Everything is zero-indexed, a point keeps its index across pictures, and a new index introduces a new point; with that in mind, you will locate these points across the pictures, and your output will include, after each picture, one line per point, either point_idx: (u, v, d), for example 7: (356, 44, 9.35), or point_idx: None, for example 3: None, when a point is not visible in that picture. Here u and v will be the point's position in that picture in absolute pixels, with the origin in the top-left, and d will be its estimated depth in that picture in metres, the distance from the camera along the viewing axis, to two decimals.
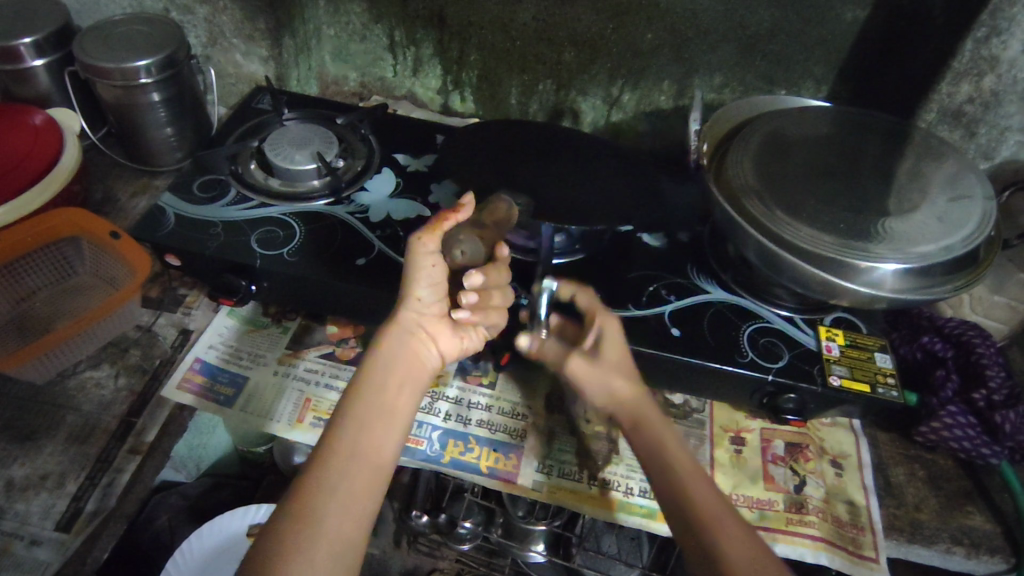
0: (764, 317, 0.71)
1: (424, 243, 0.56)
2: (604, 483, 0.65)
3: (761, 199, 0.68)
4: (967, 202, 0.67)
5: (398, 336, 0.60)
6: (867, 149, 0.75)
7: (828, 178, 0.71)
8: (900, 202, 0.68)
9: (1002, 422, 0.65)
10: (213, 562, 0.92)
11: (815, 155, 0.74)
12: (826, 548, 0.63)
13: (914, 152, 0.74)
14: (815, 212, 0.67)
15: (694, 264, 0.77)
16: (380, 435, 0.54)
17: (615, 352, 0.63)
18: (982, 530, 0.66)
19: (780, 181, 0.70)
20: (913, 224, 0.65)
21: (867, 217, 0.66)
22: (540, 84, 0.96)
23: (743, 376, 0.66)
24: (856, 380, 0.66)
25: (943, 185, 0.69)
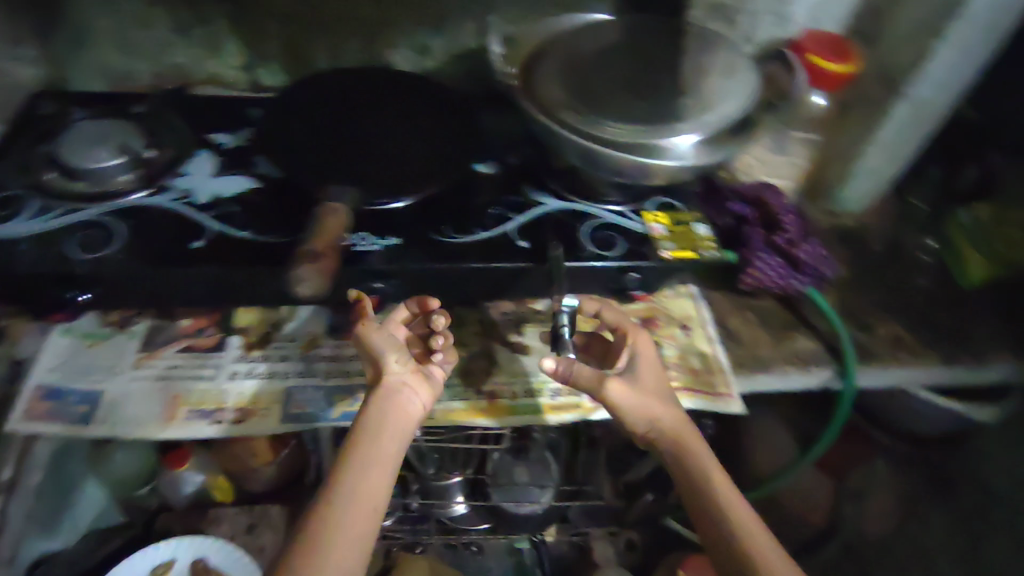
0: (597, 214, 0.78)
1: (368, 328, 0.64)
2: (490, 394, 0.69)
3: (570, 108, 0.74)
4: (732, 76, 0.78)
5: (386, 393, 0.62)
6: (649, 49, 0.83)
7: (622, 78, 0.79)
8: (682, 88, 0.77)
9: (801, 255, 0.78)
10: None
11: (607, 62, 0.81)
12: (689, 394, 0.72)
13: (687, 44, 0.83)
14: (620, 108, 0.75)
15: (528, 185, 0.81)
16: (375, 477, 0.58)
17: (649, 371, 0.69)
18: (807, 349, 0.78)
19: (586, 88, 0.77)
20: (696, 99, 0.75)
21: (660, 104, 0.75)
22: (346, 45, 0.96)
23: (589, 268, 0.72)
24: (683, 250, 0.75)
25: (713, 67, 0.80)
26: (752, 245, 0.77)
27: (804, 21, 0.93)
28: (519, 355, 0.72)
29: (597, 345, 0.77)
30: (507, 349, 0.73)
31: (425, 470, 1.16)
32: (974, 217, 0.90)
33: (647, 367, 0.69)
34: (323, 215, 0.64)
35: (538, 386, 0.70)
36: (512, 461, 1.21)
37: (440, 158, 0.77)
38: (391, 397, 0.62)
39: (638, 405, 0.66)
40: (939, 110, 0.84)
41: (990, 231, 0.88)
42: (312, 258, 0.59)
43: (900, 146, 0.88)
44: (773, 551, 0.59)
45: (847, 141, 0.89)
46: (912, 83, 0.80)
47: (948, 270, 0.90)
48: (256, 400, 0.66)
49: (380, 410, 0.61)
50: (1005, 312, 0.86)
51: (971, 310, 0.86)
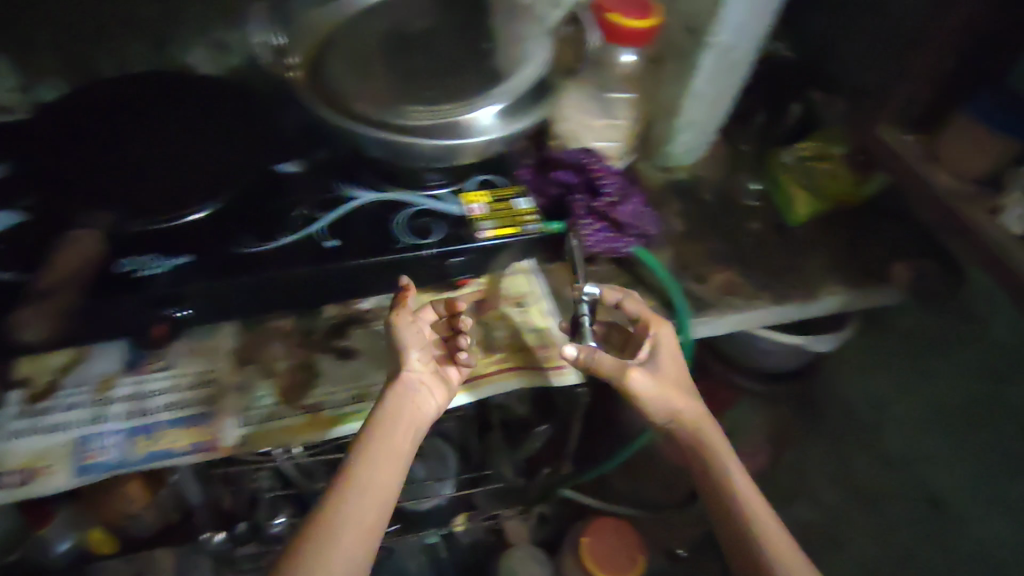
0: (411, 202, 0.74)
1: (399, 316, 0.65)
2: (313, 407, 0.66)
3: (359, 101, 0.71)
4: (521, 46, 0.77)
5: (404, 388, 0.65)
6: (438, 27, 0.80)
7: (412, 62, 0.76)
8: (473, 64, 0.75)
9: (621, 216, 0.78)
10: None
11: (395, 45, 0.78)
12: (520, 373, 0.72)
13: (478, 20, 0.81)
14: (414, 93, 0.72)
15: (342, 179, 0.76)
16: (386, 469, 0.61)
17: (670, 361, 0.71)
18: (642, 308, 0.79)
19: (374, 77, 0.74)
20: (488, 74, 0.73)
21: (453, 85, 0.72)
22: (134, 51, 0.89)
23: (403, 260, 0.69)
24: (503, 228, 0.73)
25: (503, 39, 0.78)
26: (577, 212, 0.77)
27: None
28: (343, 361, 0.69)
29: (615, 333, 0.79)
30: (330, 357, 0.69)
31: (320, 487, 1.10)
32: (795, 155, 0.93)
33: (669, 357, 0.72)
34: (65, 245, 0.62)
35: (366, 391, 0.67)
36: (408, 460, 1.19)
37: (231, 161, 0.72)
38: (407, 393, 0.65)
39: (658, 396, 0.69)
40: (745, 54, 0.83)
41: (813, 166, 0.92)
42: (39, 302, 0.61)
43: (716, 95, 0.87)
44: (755, 495, 0.67)
45: (666, 95, 0.88)
46: (712, 32, 0.79)
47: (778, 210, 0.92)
48: (44, 457, 0.60)
49: (398, 407, 0.64)
50: (833, 243, 0.89)
51: (801, 246, 0.88)
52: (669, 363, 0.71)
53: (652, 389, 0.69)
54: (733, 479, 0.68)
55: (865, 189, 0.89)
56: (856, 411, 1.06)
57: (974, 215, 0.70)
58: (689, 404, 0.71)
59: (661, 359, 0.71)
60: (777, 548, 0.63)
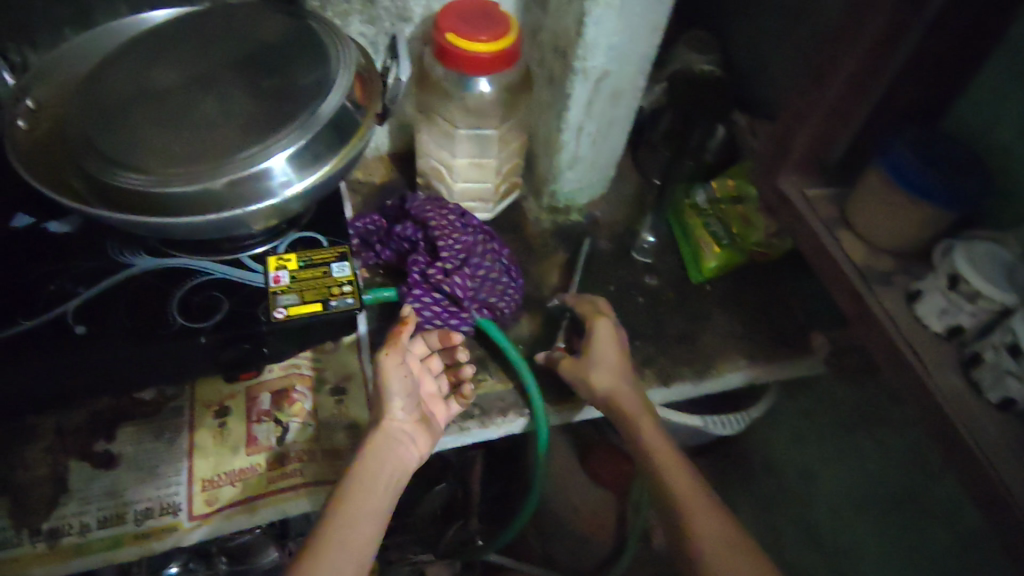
0: (201, 270, 0.61)
1: (391, 359, 0.58)
2: (51, 533, 0.54)
3: (96, 151, 0.54)
4: (324, 65, 0.59)
5: (384, 439, 0.57)
6: (252, 42, 0.61)
7: (182, 85, 0.58)
8: (259, 89, 0.57)
9: (452, 290, 0.63)
10: None
11: (169, 60, 0.60)
12: (312, 492, 0.58)
13: (310, 34, 0.62)
14: (171, 139, 0.54)
15: (116, 241, 0.63)
16: (364, 522, 0.51)
17: (608, 351, 0.63)
18: (494, 393, 0.65)
19: (139, 110, 0.56)
20: (270, 113, 0.56)
21: (221, 133, 0.55)
22: None
23: (169, 350, 0.57)
24: (306, 303, 0.60)
25: (307, 53, 0.60)
26: (411, 280, 0.65)
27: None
28: (99, 473, 0.57)
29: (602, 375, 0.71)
30: (84, 466, 0.57)
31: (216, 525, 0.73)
32: (708, 195, 0.77)
33: (604, 350, 0.63)
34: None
35: (119, 511, 0.56)
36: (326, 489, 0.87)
37: None
38: (389, 443, 0.57)
39: (579, 377, 0.62)
40: (627, 80, 0.69)
41: (726, 209, 0.74)
42: None
43: (601, 127, 0.73)
44: (723, 527, 0.52)
45: (544, 126, 0.74)
46: (579, 56, 0.64)
47: (684, 259, 0.78)
48: None
49: (378, 459, 0.56)
50: (742, 307, 0.74)
51: (702, 310, 0.74)
52: (606, 354, 0.62)
53: (579, 371, 0.62)
54: (694, 508, 0.53)
55: (786, 239, 0.73)
56: (787, 484, 0.91)
57: (882, 292, 0.55)
58: (610, 386, 0.61)
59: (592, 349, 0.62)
60: (728, 562, 0.49)
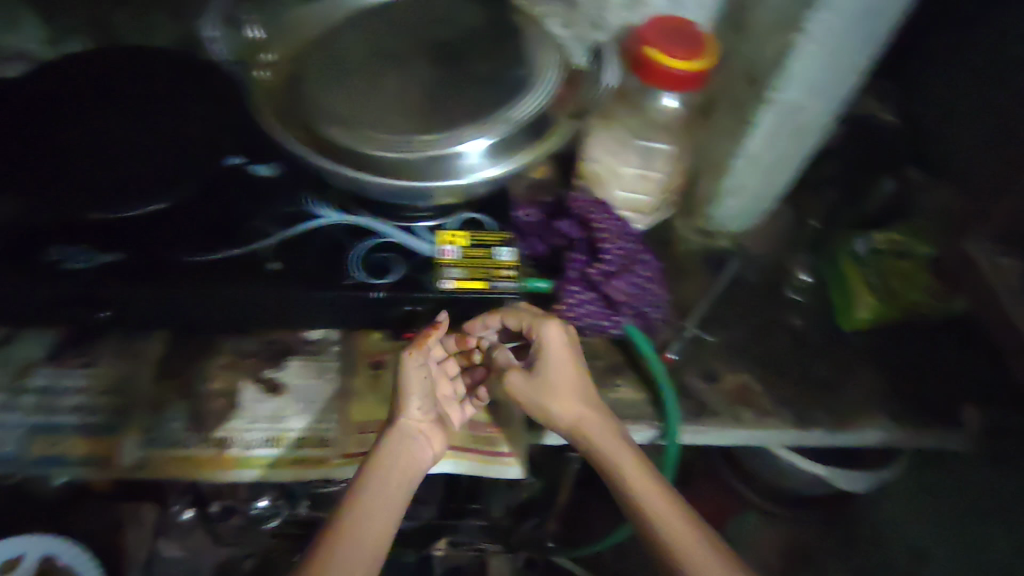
0: (380, 231, 0.66)
1: (413, 359, 0.60)
2: (220, 441, 0.60)
3: (325, 111, 0.61)
4: (535, 65, 0.64)
5: (397, 435, 0.60)
6: (466, 33, 0.67)
7: (401, 65, 0.64)
8: (470, 75, 0.63)
9: (614, 294, 0.65)
10: None
11: (392, 42, 0.66)
12: None
13: (520, 33, 0.67)
14: (395, 116, 0.60)
15: (311, 191, 0.69)
16: (380, 513, 0.55)
17: (555, 369, 0.63)
18: (627, 400, 0.67)
19: (366, 87, 0.62)
20: (479, 98, 0.61)
21: (435, 109, 0.60)
22: (155, 18, 0.83)
23: (346, 300, 0.61)
24: (470, 280, 0.63)
25: (518, 50, 0.65)
26: (569, 275, 0.65)
27: (664, 7, 0.76)
28: (264, 397, 0.62)
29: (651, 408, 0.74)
30: (253, 388, 0.63)
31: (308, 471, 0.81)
32: (870, 245, 0.75)
33: (556, 370, 0.63)
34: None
35: (279, 435, 0.61)
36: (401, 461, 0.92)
37: (189, 144, 0.66)
38: (403, 439, 0.60)
39: (530, 395, 0.64)
40: (815, 117, 0.68)
41: (891, 264, 0.74)
42: None
43: (775, 159, 0.73)
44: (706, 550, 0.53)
45: (714, 150, 0.75)
46: (774, 87, 0.64)
47: (831, 306, 0.76)
48: None
49: (392, 454, 0.58)
50: (889, 365, 0.72)
51: (845, 360, 0.72)
52: (553, 374, 0.63)
53: (529, 390, 0.64)
54: (671, 528, 0.54)
55: (952, 304, 0.70)
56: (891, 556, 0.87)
57: None
58: (565, 409, 0.62)
59: (543, 370, 0.63)
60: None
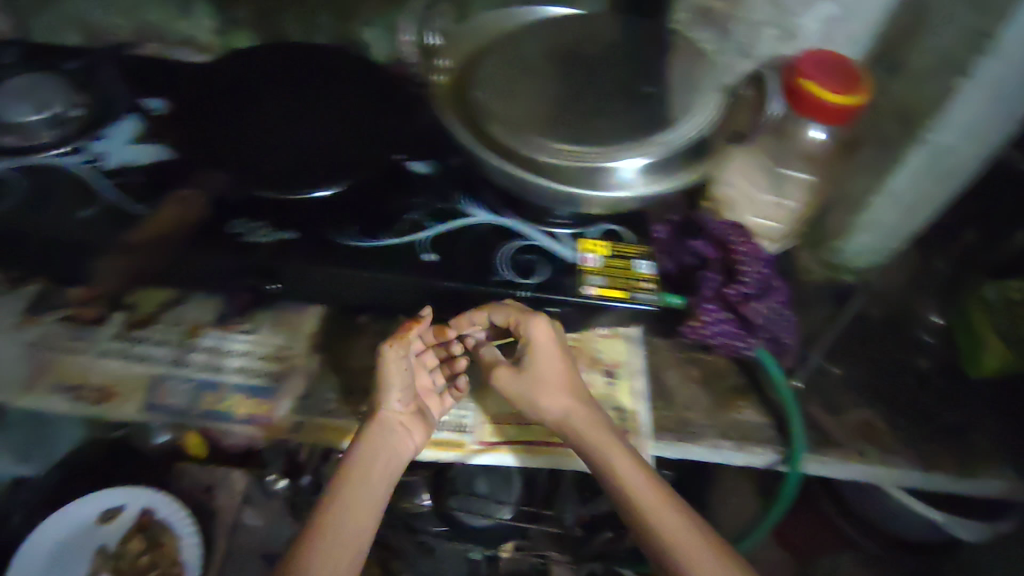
0: (527, 235, 0.69)
1: (392, 352, 0.63)
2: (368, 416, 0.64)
3: (500, 116, 0.66)
4: (698, 93, 0.68)
5: (379, 430, 0.62)
6: (631, 62, 0.72)
7: (570, 85, 0.69)
8: (637, 99, 0.68)
9: (754, 317, 0.67)
10: (58, 562, 0.78)
11: (563, 63, 0.71)
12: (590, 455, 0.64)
13: (684, 63, 0.72)
14: (575, 128, 0.65)
15: (462, 191, 0.73)
16: (363, 505, 0.59)
17: (546, 364, 0.65)
18: (748, 423, 0.68)
19: (539, 101, 0.68)
20: (643, 121, 0.66)
21: (603, 126, 0.66)
22: (319, 17, 0.89)
23: (496, 295, 0.64)
24: (612, 288, 0.66)
25: (681, 80, 0.70)
26: (703, 294, 0.67)
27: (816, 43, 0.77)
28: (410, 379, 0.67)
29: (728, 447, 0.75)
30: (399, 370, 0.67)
31: None
32: (1004, 292, 0.71)
33: (547, 365, 0.65)
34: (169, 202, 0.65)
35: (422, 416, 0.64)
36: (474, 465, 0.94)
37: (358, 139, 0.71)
38: (383, 434, 0.62)
39: (522, 392, 0.66)
40: (966, 163, 0.67)
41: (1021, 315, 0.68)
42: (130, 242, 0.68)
43: (917, 201, 0.72)
44: (695, 541, 0.55)
45: (850, 187, 0.76)
46: (930, 128, 0.65)
47: (958, 354, 0.75)
48: (122, 383, 0.63)
49: (375, 449, 0.61)
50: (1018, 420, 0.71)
51: (971, 410, 0.71)
52: (544, 371, 0.65)
53: (521, 386, 0.66)
54: (662, 520, 0.56)
55: None
56: None
57: None
58: (556, 404, 0.64)
59: (534, 366, 0.65)
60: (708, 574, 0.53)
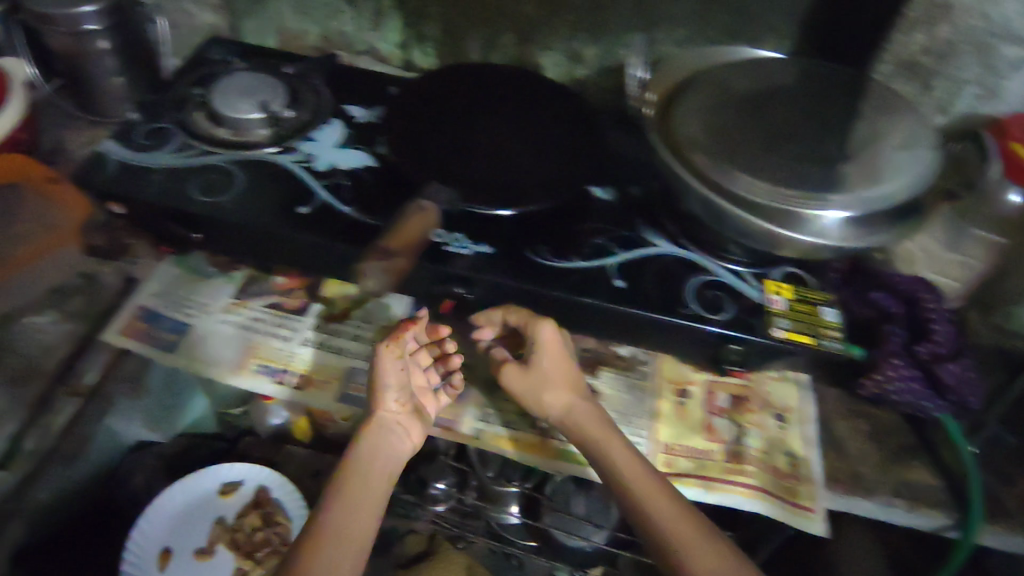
0: (710, 270, 0.70)
1: (389, 352, 0.65)
2: None
3: (706, 150, 0.66)
4: (912, 151, 0.67)
5: (378, 429, 0.64)
6: (838, 110, 0.72)
7: (774, 127, 0.70)
8: (847, 150, 0.67)
9: (944, 375, 0.67)
10: (184, 522, 0.90)
11: (767, 107, 0.72)
12: (764, 497, 0.63)
13: (893, 117, 0.71)
14: (767, 164, 0.66)
15: (644, 221, 0.74)
16: (366, 491, 0.58)
17: (552, 362, 0.66)
18: (923, 484, 0.67)
19: (747, 138, 0.68)
20: (855, 173, 0.65)
21: (812, 171, 0.65)
22: (502, 38, 0.92)
23: (685, 328, 0.65)
24: (799, 333, 0.66)
25: (893, 135, 0.69)
26: (891, 347, 0.67)
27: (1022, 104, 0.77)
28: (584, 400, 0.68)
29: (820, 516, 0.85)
30: None
31: (483, 471, 1.05)
32: None
33: (551, 363, 0.66)
34: (411, 214, 0.65)
35: None
36: (573, 487, 1.08)
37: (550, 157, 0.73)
38: (382, 433, 0.63)
39: (527, 388, 0.67)
40: None
41: None
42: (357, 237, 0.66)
43: None
44: (707, 538, 0.53)
45: None
46: None
47: None
48: (322, 371, 0.68)
49: (374, 448, 0.62)
50: None
51: None
52: (550, 369, 0.66)
53: (526, 383, 0.67)
54: (670, 518, 0.55)
55: None
56: None
57: None
58: (559, 402, 0.65)
59: (539, 362, 0.66)
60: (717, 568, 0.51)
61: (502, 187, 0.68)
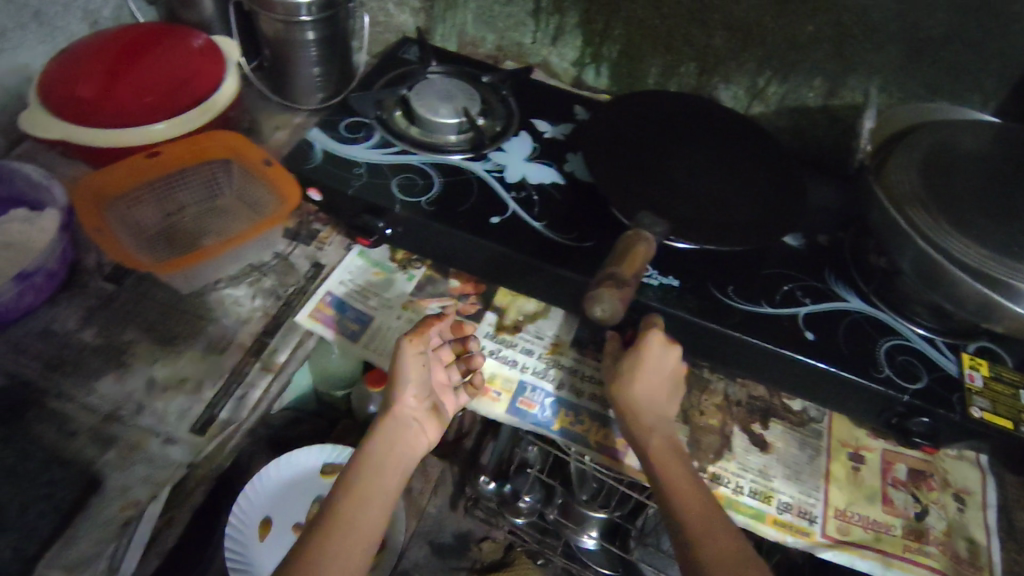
0: (904, 334, 0.67)
1: (412, 348, 0.62)
2: (713, 476, 0.65)
3: (926, 208, 0.62)
4: None
5: (394, 426, 0.63)
6: None
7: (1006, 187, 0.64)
8: None
9: None
10: (289, 493, 0.90)
11: (995, 165, 0.66)
12: None
13: None
14: (986, 227, 0.60)
15: (832, 272, 0.72)
16: (378, 490, 0.58)
17: (643, 376, 0.62)
18: None
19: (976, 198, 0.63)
20: None
21: None
22: (682, 67, 0.91)
23: (876, 393, 0.62)
24: (999, 415, 0.62)
25: None
26: None
27: None
28: (757, 451, 0.66)
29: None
30: (745, 439, 0.67)
31: (577, 493, 1.01)
32: None
33: (647, 378, 0.62)
34: (633, 242, 0.60)
35: (767, 492, 0.64)
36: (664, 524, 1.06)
37: (744, 198, 0.71)
38: (399, 430, 0.63)
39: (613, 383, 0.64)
40: None
41: None
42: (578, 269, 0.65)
43: None
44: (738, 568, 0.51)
45: None
46: None
47: None
48: (494, 380, 0.69)
49: (391, 445, 0.61)
50: None
51: None
52: (641, 380, 0.62)
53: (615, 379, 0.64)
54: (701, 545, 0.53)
55: None
56: None
57: None
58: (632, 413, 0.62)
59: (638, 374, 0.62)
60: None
61: (697, 222, 0.67)
